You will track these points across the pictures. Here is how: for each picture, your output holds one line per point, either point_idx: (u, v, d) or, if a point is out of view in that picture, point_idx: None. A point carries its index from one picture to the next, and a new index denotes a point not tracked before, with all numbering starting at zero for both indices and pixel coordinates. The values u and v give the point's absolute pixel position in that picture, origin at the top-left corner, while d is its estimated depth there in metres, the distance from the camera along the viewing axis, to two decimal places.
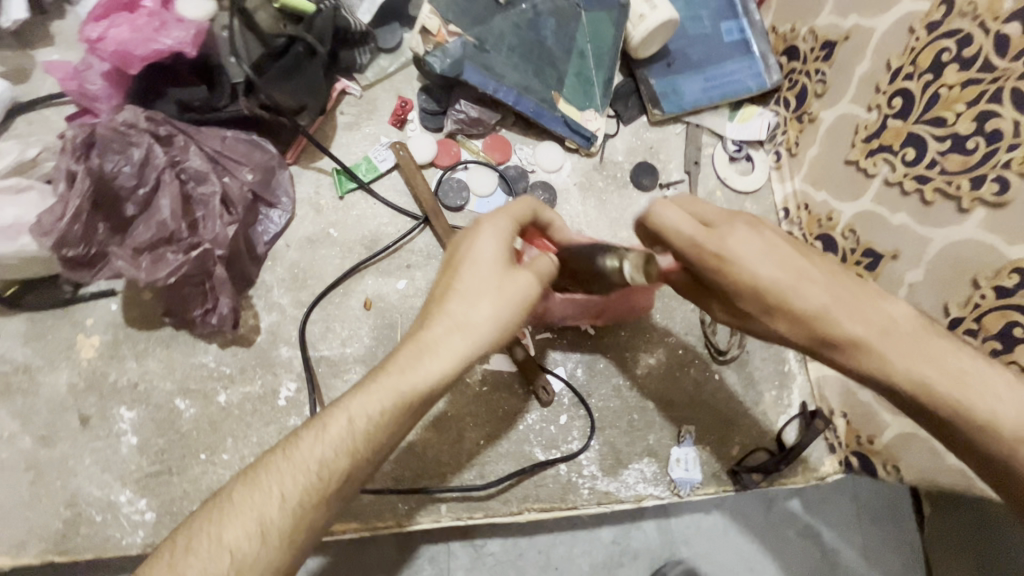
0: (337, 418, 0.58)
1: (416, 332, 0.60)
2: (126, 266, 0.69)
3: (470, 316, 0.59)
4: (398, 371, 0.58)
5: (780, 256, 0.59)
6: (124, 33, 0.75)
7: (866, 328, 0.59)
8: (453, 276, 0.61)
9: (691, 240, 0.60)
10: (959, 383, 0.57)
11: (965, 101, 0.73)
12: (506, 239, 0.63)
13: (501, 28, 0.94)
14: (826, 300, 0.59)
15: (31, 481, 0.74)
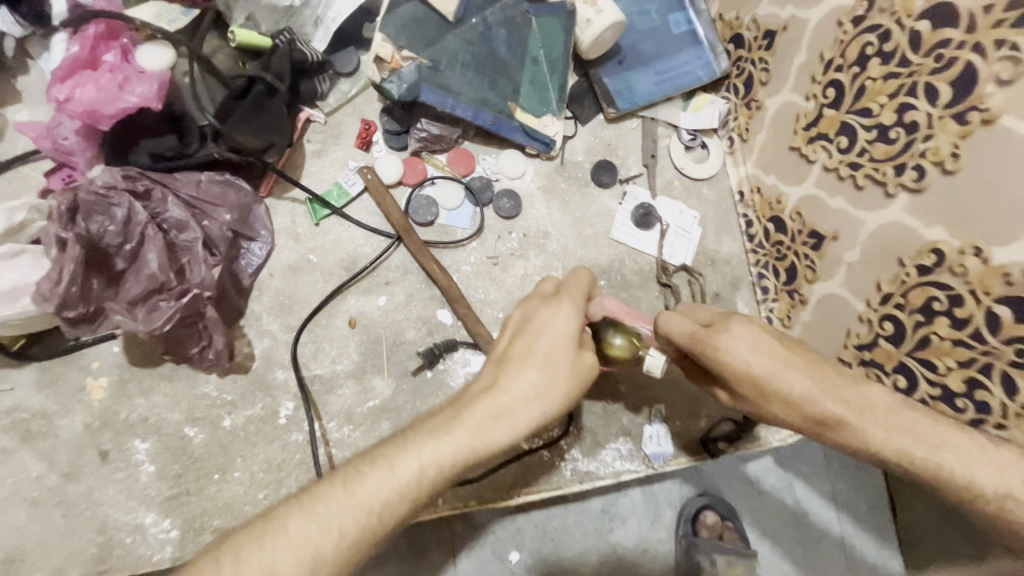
0: (407, 463, 0.56)
1: (491, 391, 0.59)
2: (124, 319, 0.75)
3: (548, 391, 0.59)
4: (473, 425, 0.57)
5: (772, 348, 0.64)
6: (90, 92, 0.79)
7: (845, 407, 0.63)
8: (531, 343, 0.61)
9: (691, 339, 0.66)
10: (937, 450, 0.61)
11: (887, 93, 0.78)
12: (580, 316, 0.63)
13: (453, 45, 0.97)
14: (812, 388, 0.63)
15: (62, 514, 0.82)
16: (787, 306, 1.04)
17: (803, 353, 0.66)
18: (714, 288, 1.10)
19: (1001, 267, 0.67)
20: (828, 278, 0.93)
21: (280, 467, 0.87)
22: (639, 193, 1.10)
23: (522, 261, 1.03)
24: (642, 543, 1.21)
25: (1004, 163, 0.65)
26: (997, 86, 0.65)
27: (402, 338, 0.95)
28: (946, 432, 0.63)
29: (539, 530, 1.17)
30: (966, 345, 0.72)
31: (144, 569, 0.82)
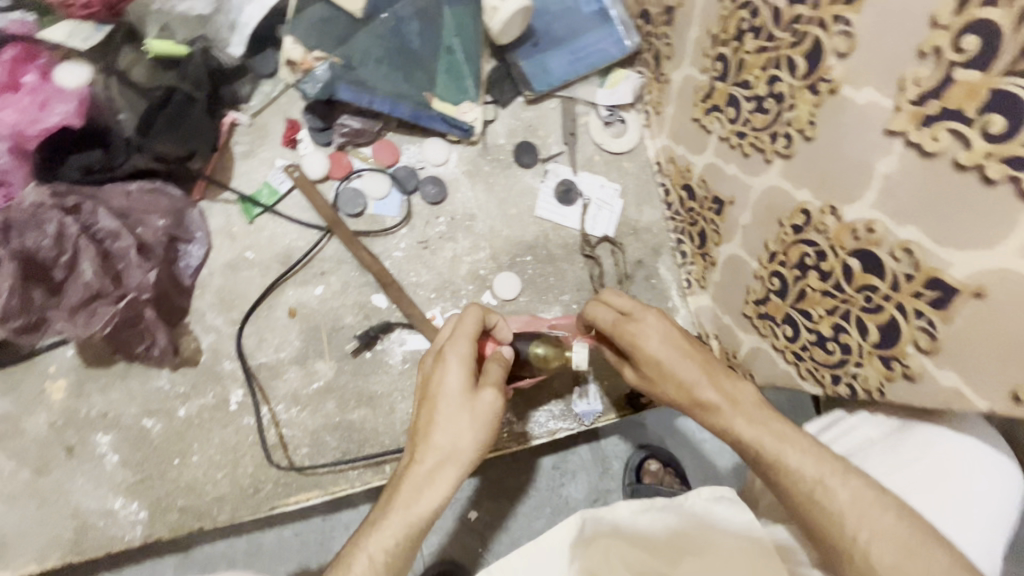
0: (359, 558, 0.67)
1: (411, 467, 0.70)
2: (67, 325, 0.83)
3: (456, 441, 0.70)
4: (403, 505, 0.68)
5: (675, 340, 0.77)
6: (11, 115, 0.84)
7: (721, 397, 0.74)
8: (430, 411, 0.71)
9: (612, 324, 0.79)
10: (780, 437, 0.71)
11: (759, 66, 0.84)
12: (466, 364, 0.72)
13: (365, 42, 1.02)
14: (701, 376, 0.75)
15: (37, 504, 0.90)
16: (701, 268, 1.12)
17: (698, 348, 0.77)
18: (636, 255, 1.17)
19: (851, 223, 0.74)
20: (730, 241, 1.01)
21: (235, 448, 0.96)
22: (560, 170, 1.16)
23: (451, 244, 1.09)
24: (592, 494, 1.33)
25: (849, 127, 0.72)
26: (838, 59, 0.71)
27: (341, 323, 1.02)
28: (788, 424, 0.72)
29: (496, 489, 1.29)
30: (832, 295, 0.79)
31: (118, 546, 0.91)
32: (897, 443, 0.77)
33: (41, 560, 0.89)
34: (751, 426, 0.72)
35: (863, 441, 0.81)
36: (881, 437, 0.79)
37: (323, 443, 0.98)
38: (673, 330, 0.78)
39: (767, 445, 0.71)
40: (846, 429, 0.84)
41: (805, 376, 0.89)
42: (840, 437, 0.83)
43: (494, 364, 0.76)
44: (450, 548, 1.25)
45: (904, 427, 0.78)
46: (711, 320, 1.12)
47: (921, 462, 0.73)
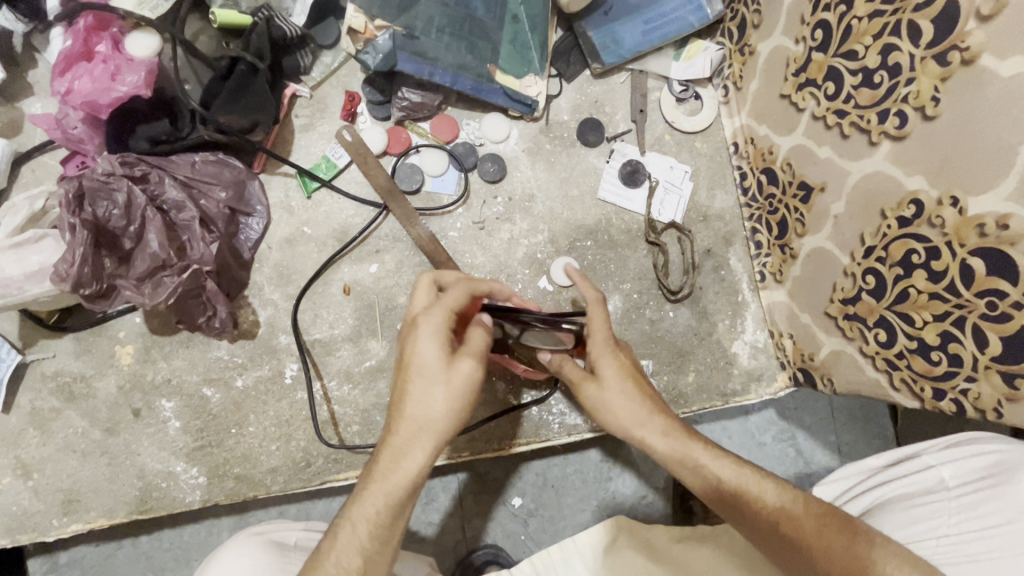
0: (345, 525, 0.65)
1: (387, 438, 0.66)
2: (133, 294, 0.83)
3: (428, 408, 0.64)
4: (381, 476, 0.65)
5: (624, 376, 0.72)
6: (86, 84, 0.86)
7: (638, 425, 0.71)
8: (404, 383, 0.66)
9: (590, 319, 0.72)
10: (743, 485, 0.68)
11: (872, 33, 0.74)
12: (441, 331, 0.66)
13: (429, 10, 0.97)
14: (632, 416, 0.71)
15: (107, 462, 0.94)
16: (779, 260, 1.02)
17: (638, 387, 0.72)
18: (705, 244, 1.09)
19: (977, 218, 0.64)
20: (816, 232, 0.91)
21: (289, 422, 0.97)
22: (627, 150, 1.09)
23: (508, 225, 1.05)
24: (641, 491, 1.28)
25: (987, 103, 0.62)
26: (979, 23, 0.62)
27: (394, 303, 1.01)
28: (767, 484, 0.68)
29: (541, 479, 1.27)
30: (941, 299, 0.70)
31: (179, 508, 0.94)
32: (977, 501, 0.67)
33: (110, 515, 0.93)
34: (710, 468, 0.69)
35: (934, 486, 0.70)
36: (963, 488, 0.69)
37: (373, 422, 0.98)
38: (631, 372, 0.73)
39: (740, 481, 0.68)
40: (917, 467, 0.72)
41: (898, 387, 0.80)
42: (911, 478, 0.72)
43: (477, 333, 0.69)
44: (493, 533, 1.25)
45: (991, 481, 0.67)
46: (786, 318, 1.03)
47: (1005, 529, 0.64)
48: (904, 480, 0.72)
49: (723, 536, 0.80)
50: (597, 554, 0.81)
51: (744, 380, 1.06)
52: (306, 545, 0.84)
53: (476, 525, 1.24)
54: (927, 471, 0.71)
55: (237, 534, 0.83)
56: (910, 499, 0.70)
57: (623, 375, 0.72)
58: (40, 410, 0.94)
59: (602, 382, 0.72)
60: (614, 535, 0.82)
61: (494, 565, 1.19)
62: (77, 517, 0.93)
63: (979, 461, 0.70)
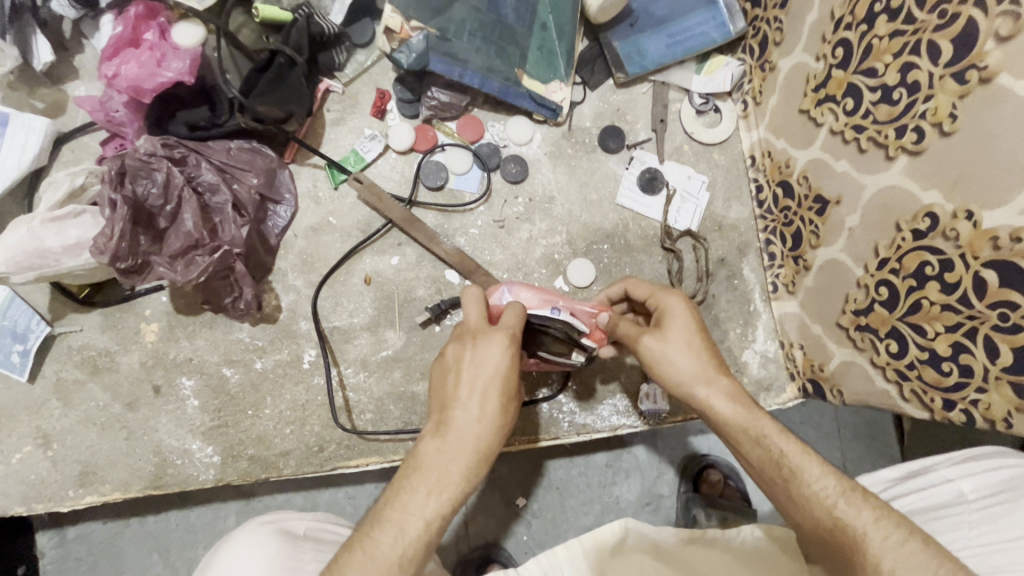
0: (413, 521, 0.64)
1: (460, 438, 0.67)
2: (166, 270, 0.86)
3: (497, 419, 0.69)
4: (455, 474, 0.66)
5: (689, 335, 0.77)
6: (133, 69, 0.89)
7: (704, 383, 0.75)
8: (479, 389, 0.69)
9: (650, 291, 0.83)
10: (782, 468, 0.70)
11: (892, 52, 0.77)
12: (511, 347, 0.71)
13: (461, 14, 1.00)
14: (697, 372, 0.76)
15: (125, 437, 0.96)
16: (792, 272, 1.04)
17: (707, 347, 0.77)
18: (719, 253, 1.11)
19: (991, 231, 0.66)
20: (831, 244, 0.93)
21: (305, 406, 0.99)
22: (646, 158, 1.11)
23: (527, 225, 1.07)
24: (644, 498, 1.30)
25: (1003, 120, 0.64)
26: (998, 43, 0.64)
27: (412, 295, 1.03)
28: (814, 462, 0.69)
29: (546, 480, 1.29)
30: (955, 310, 0.72)
31: (193, 485, 0.96)
32: (997, 514, 0.67)
33: (125, 489, 0.95)
34: (765, 449, 0.71)
35: (952, 499, 0.71)
36: (981, 502, 0.69)
37: (387, 411, 1.00)
38: (698, 333, 0.78)
39: (791, 456, 0.70)
40: (934, 481, 0.73)
41: (909, 398, 0.81)
42: (929, 491, 0.73)
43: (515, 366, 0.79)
44: (496, 532, 1.26)
45: (1010, 497, 0.68)
46: (797, 328, 1.04)
47: (1015, 544, 0.64)
48: (924, 493, 0.73)
49: (736, 542, 0.82)
50: (606, 554, 0.80)
51: (753, 389, 1.08)
52: (316, 535, 0.83)
53: (480, 522, 1.26)
54: (946, 484, 0.72)
55: (246, 523, 0.81)
56: (930, 512, 0.71)
57: (690, 330, 0.77)
58: (64, 381, 0.96)
59: (666, 335, 0.77)
60: (624, 536, 0.81)
61: (496, 564, 1.20)
62: (93, 489, 0.94)
63: (997, 476, 0.70)
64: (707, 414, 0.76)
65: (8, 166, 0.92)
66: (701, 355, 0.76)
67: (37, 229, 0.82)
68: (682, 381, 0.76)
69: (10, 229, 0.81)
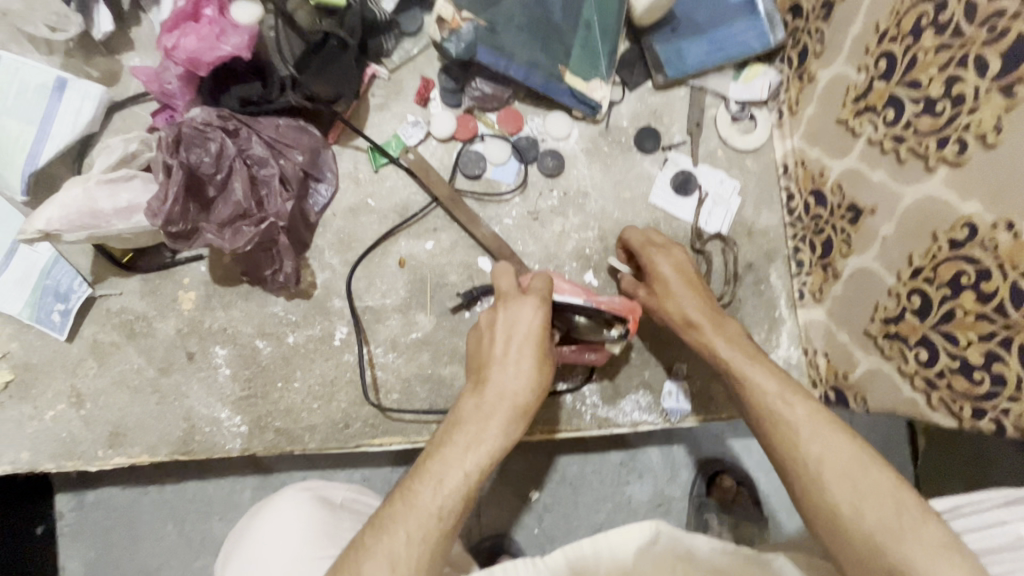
0: (453, 472, 0.67)
1: (493, 394, 0.72)
2: (214, 238, 0.88)
3: (533, 377, 0.73)
4: (493, 423, 0.70)
5: (683, 281, 0.94)
6: (193, 42, 0.91)
7: (702, 321, 0.90)
8: (512, 347, 0.75)
9: (643, 244, 0.99)
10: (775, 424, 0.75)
11: (937, 65, 0.79)
12: (542, 308, 0.77)
13: (510, 9, 1.03)
14: (700, 312, 0.91)
15: (157, 401, 0.97)
16: (820, 279, 1.06)
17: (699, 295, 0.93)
18: (748, 258, 1.12)
19: None
20: (862, 252, 0.94)
21: (333, 382, 1.00)
22: (680, 160, 1.13)
23: (561, 218, 1.09)
24: (656, 498, 1.30)
25: None
26: None
27: (445, 280, 1.04)
28: (826, 431, 0.72)
29: (560, 475, 1.29)
30: (988, 319, 0.73)
31: (219, 453, 0.97)
32: None
33: (153, 452, 0.96)
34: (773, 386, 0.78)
35: (1013, 542, 0.67)
36: None
37: (414, 393, 1.01)
38: (687, 282, 0.95)
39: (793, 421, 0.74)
40: (992, 521, 0.70)
41: (936, 407, 0.82)
42: (985, 531, 0.69)
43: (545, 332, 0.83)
44: (508, 522, 1.27)
45: None
46: (822, 336, 1.06)
47: None
48: (979, 532, 0.69)
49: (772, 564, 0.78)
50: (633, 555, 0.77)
51: None
52: (352, 505, 0.86)
53: (493, 512, 1.27)
54: (1004, 526, 0.69)
55: (286, 488, 0.86)
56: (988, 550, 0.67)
57: (682, 279, 0.94)
58: (100, 343, 0.98)
59: (663, 282, 0.95)
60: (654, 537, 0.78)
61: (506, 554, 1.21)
62: (121, 450, 0.96)
63: None
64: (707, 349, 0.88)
65: (64, 130, 0.95)
66: (696, 298, 0.93)
67: (92, 190, 0.85)
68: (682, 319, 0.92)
69: (65, 188, 0.84)
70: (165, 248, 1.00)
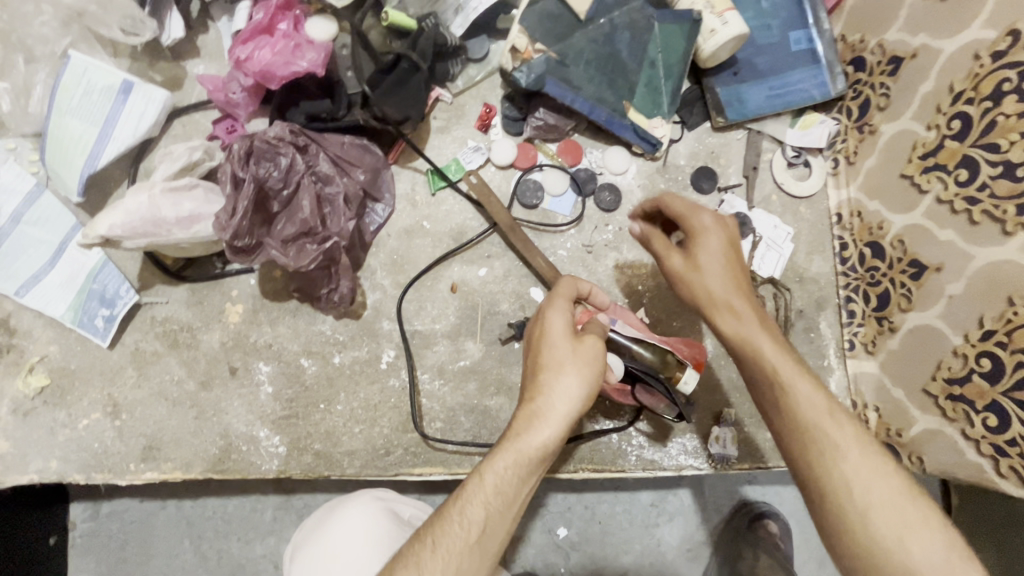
0: (474, 485, 0.69)
1: (522, 405, 0.72)
2: (278, 255, 0.87)
3: (556, 385, 0.71)
4: (515, 435, 0.70)
5: (725, 255, 0.78)
6: (267, 55, 0.91)
7: (740, 305, 0.77)
8: (537, 352, 0.74)
9: (689, 207, 0.80)
10: (777, 386, 0.73)
11: (1020, 130, 0.79)
12: (562, 306, 0.76)
13: (580, 43, 1.03)
14: (734, 295, 0.77)
15: (195, 415, 0.94)
16: (873, 332, 1.05)
17: (737, 270, 0.79)
18: (799, 304, 1.11)
19: None
20: (924, 309, 0.93)
21: (377, 407, 0.97)
22: (736, 203, 1.13)
23: (615, 253, 1.08)
24: (686, 544, 1.27)
25: None
26: None
27: (496, 309, 1.02)
28: (805, 385, 0.72)
29: (589, 513, 1.26)
30: None
31: (254, 474, 0.94)
32: None
33: (186, 469, 0.93)
34: (773, 350, 0.75)
35: None
36: None
37: (458, 422, 0.98)
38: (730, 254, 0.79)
39: (783, 375, 0.73)
40: None
41: (1005, 474, 0.81)
42: None
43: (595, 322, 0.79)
44: (534, 557, 1.24)
45: None
46: (874, 390, 1.04)
47: None
48: None
49: None
50: None
51: None
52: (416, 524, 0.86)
53: (520, 545, 1.24)
54: None
55: (358, 493, 0.86)
56: None
57: (722, 252, 0.78)
58: (142, 352, 0.95)
59: (700, 255, 0.79)
60: None
61: None
62: (154, 465, 0.92)
63: None
64: (732, 337, 0.77)
65: (125, 133, 0.93)
66: (735, 273, 0.78)
67: (156, 197, 0.83)
68: (714, 299, 0.78)
69: (130, 194, 0.82)
70: (215, 258, 0.98)
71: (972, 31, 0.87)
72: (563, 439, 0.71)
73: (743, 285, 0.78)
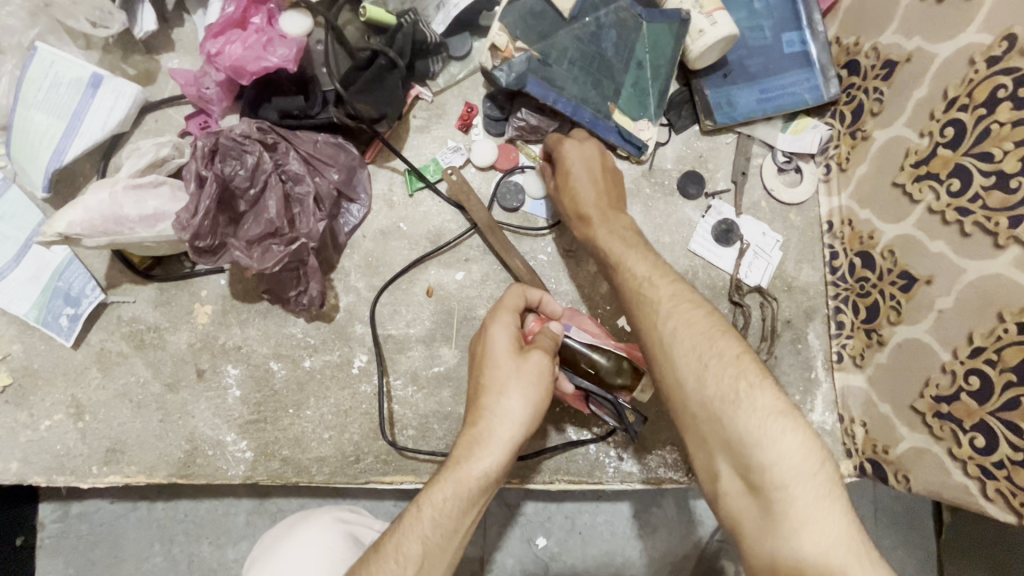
0: (415, 516, 0.68)
1: (465, 430, 0.71)
2: (243, 256, 0.85)
3: (498, 406, 0.70)
4: (457, 462, 0.69)
5: (586, 165, 0.92)
6: (238, 50, 0.88)
7: (597, 207, 0.89)
8: (480, 371, 0.74)
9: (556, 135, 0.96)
10: (620, 267, 0.82)
11: (1013, 139, 0.76)
12: (504, 323, 0.75)
13: (564, 42, 0.99)
14: (593, 197, 0.90)
15: (160, 418, 0.92)
16: (862, 344, 1.02)
17: (599, 181, 0.91)
18: (786, 314, 1.08)
19: None
20: (913, 323, 0.90)
21: (347, 413, 0.95)
22: (723, 209, 1.10)
23: None
24: (668, 556, 1.24)
25: None
26: None
27: (473, 314, 1.00)
28: (649, 264, 0.81)
29: (569, 523, 1.23)
30: None
31: (220, 479, 0.92)
32: None
33: (150, 473, 0.91)
34: (614, 235, 0.86)
35: None
36: None
37: (430, 430, 0.96)
38: (591, 164, 0.92)
39: (616, 251, 0.84)
40: None
41: (993, 498, 0.78)
42: None
43: (545, 334, 0.77)
44: (511, 567, 1.21)
45: None
46: (861, 405, 1.01)
47: None
48: None
49: None
50: None
51: None
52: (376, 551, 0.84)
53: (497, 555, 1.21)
54: None
55: (320, 514, 0.85)
56: None
57: (585, 166, 0.92)
58: (107, 352, 0.93)
59: (567, 167, 0.92)
60: None
61: None
62: (116, 468, 0.90)
63: None
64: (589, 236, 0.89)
65: (92, 128, 0.91)
66: (593, 182, 0.91)
67: (118, 194, 0.81)
68: (575, 203, 0.91)
69: (91, 191, 0.80)
70: (185, 257, 0.95)
71: (967, 35, 0.84)
72: (507, 463, 0.70)
73: (600, 189, 0.91)
